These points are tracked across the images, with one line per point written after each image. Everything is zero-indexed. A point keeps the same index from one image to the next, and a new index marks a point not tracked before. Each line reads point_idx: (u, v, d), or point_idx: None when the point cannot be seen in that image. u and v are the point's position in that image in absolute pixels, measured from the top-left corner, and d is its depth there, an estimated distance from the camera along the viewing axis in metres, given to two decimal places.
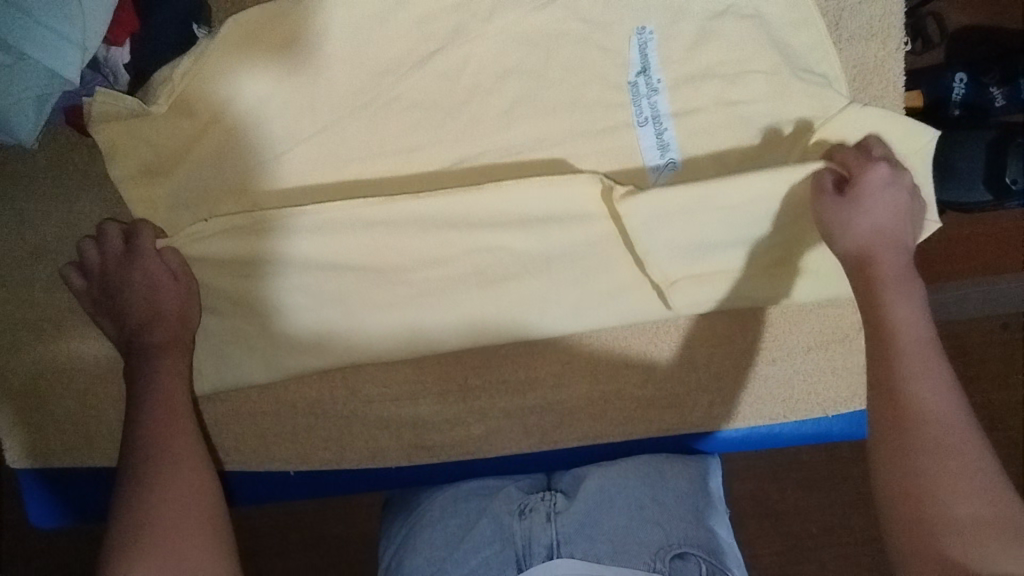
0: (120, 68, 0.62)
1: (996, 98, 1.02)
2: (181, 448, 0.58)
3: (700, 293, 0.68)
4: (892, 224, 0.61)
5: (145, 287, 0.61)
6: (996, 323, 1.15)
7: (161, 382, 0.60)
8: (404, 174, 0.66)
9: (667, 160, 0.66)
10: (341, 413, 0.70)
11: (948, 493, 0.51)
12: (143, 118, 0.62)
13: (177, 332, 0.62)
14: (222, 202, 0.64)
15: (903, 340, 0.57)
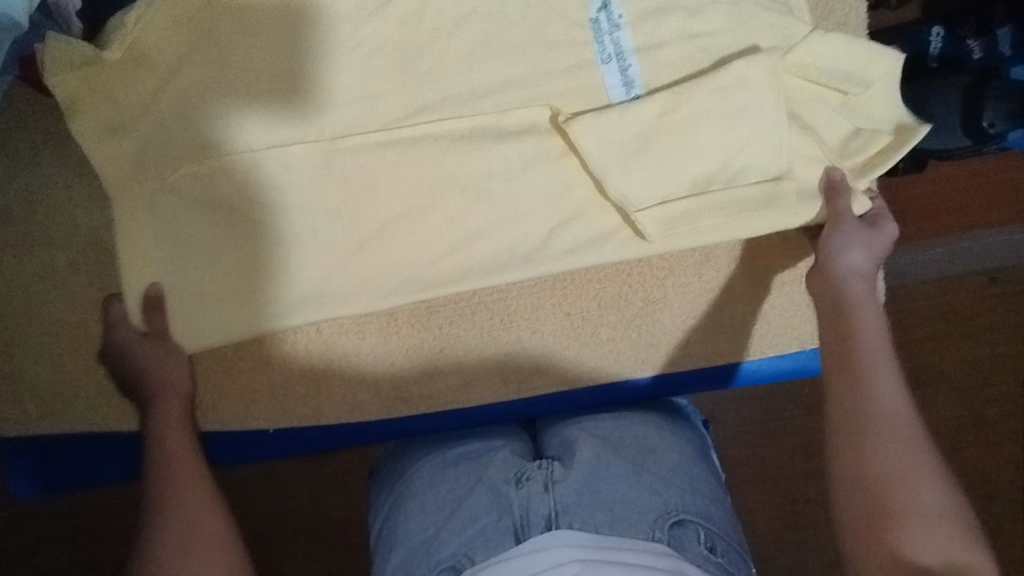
0: (72, 16, 0.63)
1: (973, 50, 1.02)
2: (180, 492, 0.58)
3: (672, 219, 0.66)
4: (874, 257, 0.66)
5: (132, 359, 0.64)
6: (986, 279, 1.17)
7: (162, 433, 0.62)
8: (369, 119, 0.65)
9: (632, 96, 0.66)
10: (318, 364, 0.70)
11: (915, 483, 0.52)
12: (103, 65, 0.62)
13: (163, 391, 0.64)
14: (184, 155, 0.63)
15: (870, 348, 0.60)
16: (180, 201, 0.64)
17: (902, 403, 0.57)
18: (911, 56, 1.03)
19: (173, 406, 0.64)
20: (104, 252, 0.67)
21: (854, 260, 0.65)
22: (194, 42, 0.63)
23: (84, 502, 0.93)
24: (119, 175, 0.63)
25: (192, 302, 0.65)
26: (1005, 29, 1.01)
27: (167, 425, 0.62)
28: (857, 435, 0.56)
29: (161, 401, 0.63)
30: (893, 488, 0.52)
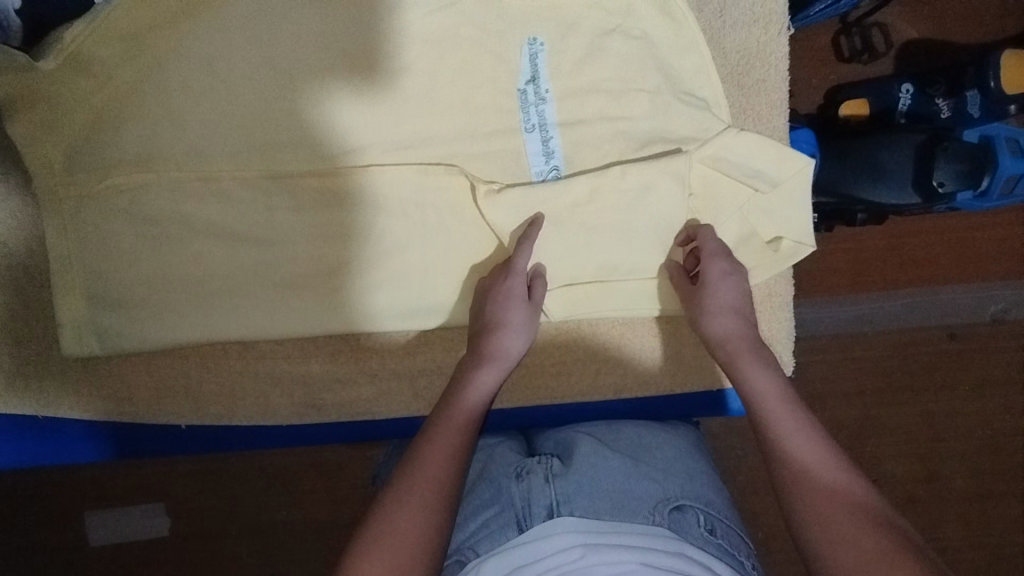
0: (11, 13, 0.64)
1: (941, 110, 1.07)
2: (441, 462, 0.55)
3: (570, 293, 0.70)
4: (728, 301, 0.65)
5: (502, 299, 0.65)
6: (942, 333, 1.16)
7: (483, 383, 0.61)
8: (295, 148, 0.68)
9: (550, 167, 0.68)
10: (233, 366, 0.72)
11: (853, 536, 0.49)
12: (38, 73, 0.64)
13: (457, 445, 0.57)
14: (119, 167, 0.67)
15: (769, 405, 0.60)
16: (106, 211, 0.68)
17: (815, 453, 0.55)
18: (880, 117, 1.08)
19: (452, 446, 0.56)
20: (36, 239, 0.70)
21: (720, 323, 0.64)
22: (131, 61, 0.66)
23: (27, 479, 0.97)
24: (52, 179, 0.67)
25: (101, 313, 0.69)
26: (973, 91, 1.04)
27: (483, 381, 0.61)
28: (786, 499, 0.54)
29: (445, 425, 0.58)
30: (840, 536, 0.50)
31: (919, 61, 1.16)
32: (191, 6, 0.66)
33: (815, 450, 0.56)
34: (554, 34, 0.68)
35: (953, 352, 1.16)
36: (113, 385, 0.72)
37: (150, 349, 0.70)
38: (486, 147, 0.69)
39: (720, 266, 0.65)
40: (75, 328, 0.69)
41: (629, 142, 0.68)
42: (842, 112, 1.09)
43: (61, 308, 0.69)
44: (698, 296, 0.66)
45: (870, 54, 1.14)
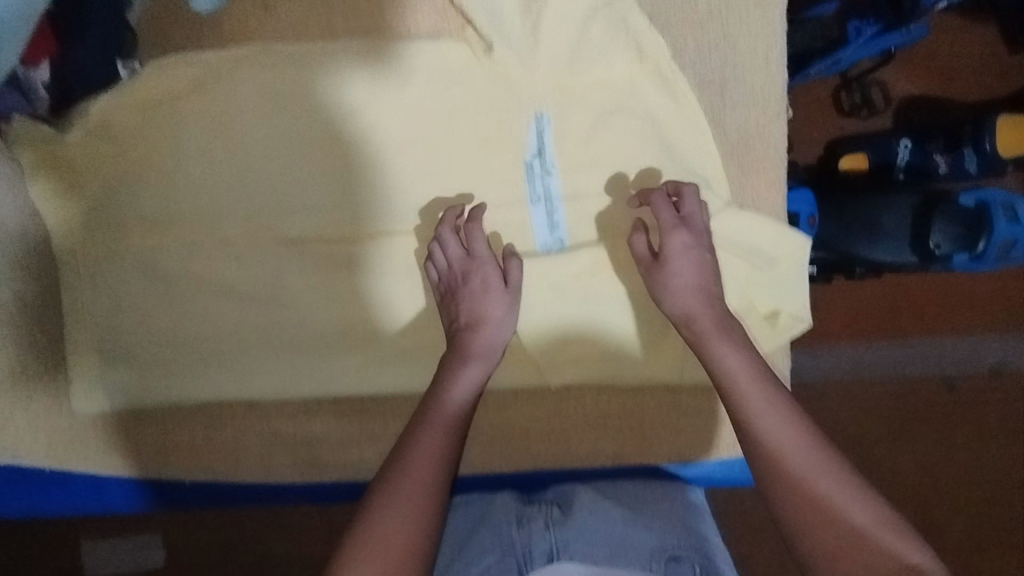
0: (38, 86, 0.65)
1: (939, 165, 1.10)
2: (423, 468, 0.58)
3: (574, 365, 0.71)
4: (692, 279, 0.66)
5: (479, 292, 0.66)
6: (942, 384, 1.16)
7: (463, 375, 0.64)
8: (305, 215, 0.70)
9: (555, 239, 0.71)
10: (238, 425, 0.73)
11: (840, 507, 0.55)
12: (65, 144, 0.67)
13: (448, 441, 0.60)
14: (134, 229, 0.69)
15: (741, 389, 0.61)
16: (120, 272, 0.70)
17: (788, 429, 0.59)
18: (878, 170, 1.11)
19: (440, 439, 0.60)
20: (48, 296, 0.71)
21: (680, 301, 0.65)
22: (148, 129, 0.68)
23: (28, 525, 0.97)
24: (71, 241, 0.69)
25: (113, 370, 0.71)
26: (969, 148, 1.08)
27: (464, 375, 0.64)
28: (764, 475, 0.58)
29: (424, 438, 0.60)
30: (815, 514, 0.55)
31: (920, 115, 1.18)
32: (207, 76, 0.68)
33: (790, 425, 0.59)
34: (561, 108, 0.69)
35: (952, 403, 1.17)
36: (121, 440, 0.73)
37: (159, 405, 0.72)
38: (492, 217, 0.70)
39: (681, 240, 0.66)
40: (87, 383, 0.71)
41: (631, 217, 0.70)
42: (840, 164, 1.12)
43: (74, 364, 0.71)
44: (661, 275, 0.66)
45: (870, 109, 1.16)
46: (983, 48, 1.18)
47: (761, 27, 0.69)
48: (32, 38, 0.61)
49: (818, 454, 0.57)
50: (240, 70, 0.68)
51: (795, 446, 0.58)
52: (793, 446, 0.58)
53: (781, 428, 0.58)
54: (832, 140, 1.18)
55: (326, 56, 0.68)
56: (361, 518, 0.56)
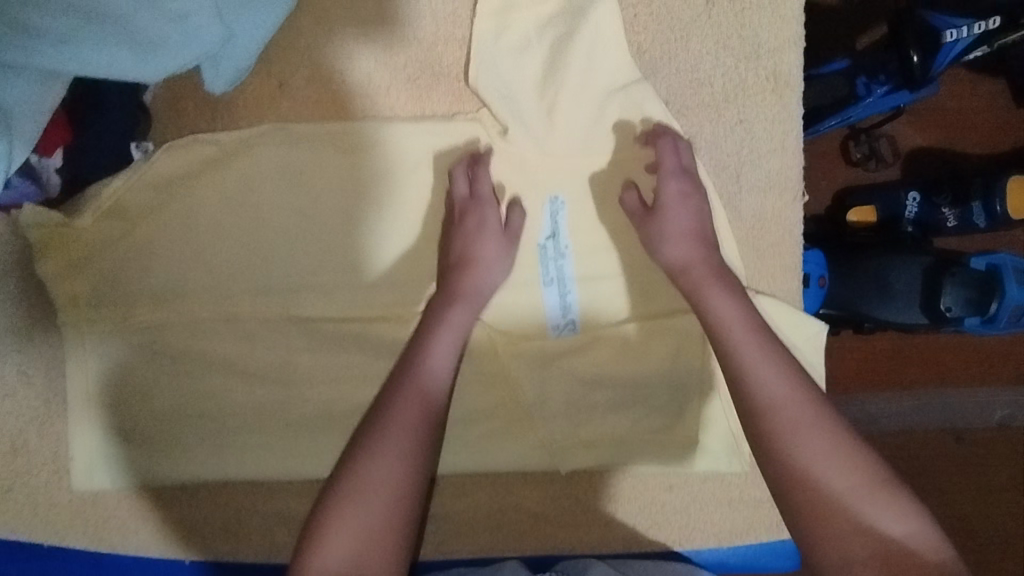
0: (51, 172, 0.65)
1: (947, 219, 1.08)
2: (396, 440, 0.57)
3: (584, 447, 0.70)
4: (686, 228, 0.65)
5: (474, 230, 0.65)
6: (950, 436, 1.13)
7: (450, 328, 0.63)
8: (314, 293, 0.69)
9: (567, 321, 0.70)
10: (242, 503, 0.71)
11: (822, 469, 0.54)
12: (74, 228, 0.66)
13: (431, 398, 0.60)
14: (140, 306, 0.68)
15: (731, 339, 0.61)
16: (126, 349, 0.69)
17: (780, 384, 0.58)
18: (886, 224, 1.09)
19: (420, 402, 0.59)
20: (54, 369, 0.70)
21: (675, 251, 0.65)
22: (158, 208, 0.67)
23: None
24: (76, 317, 0.68)
25: (116, 448, 0.70)
26: (978, 204, 1.05)
27: (452, 324, 0.63)
28: (754, 430, 0.57)
29: (397, 408, 0.59)
30: (799, 475, 0.54)
31: (927, 169, 1.15)
32: (220, 156, 0.68)
33: (781, 382, 0.58)
34: (575, 191, 0.69)
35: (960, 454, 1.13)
36: (122, 517, 0.71)
37: (159, 484, 0.71)
38: (503, 299, 0.70)
39: (676, 185, 0.65)
40: (86, 461, 0.70)
41: (643, 300, 0.70)
42: (849, 218, 1.09)
43: (75, 443, 0.70)
44: (653, 222, 0.66)
45: (878, 161, 1.12)
46: (991, 105, 1.15)
47: (778, 112, 0.70)
48: (46, 131, 0.62)
49: (808, 410, 0.56)
50: (253, 147, 0.68)
51: (783, 402, 0.57)
52: (783, 401, 0.57)
53: (770, 381, 0.58)
54: (841, 191, 1.14)
55: (342, 136, 0.68)
56: (334, 485, 0.56)
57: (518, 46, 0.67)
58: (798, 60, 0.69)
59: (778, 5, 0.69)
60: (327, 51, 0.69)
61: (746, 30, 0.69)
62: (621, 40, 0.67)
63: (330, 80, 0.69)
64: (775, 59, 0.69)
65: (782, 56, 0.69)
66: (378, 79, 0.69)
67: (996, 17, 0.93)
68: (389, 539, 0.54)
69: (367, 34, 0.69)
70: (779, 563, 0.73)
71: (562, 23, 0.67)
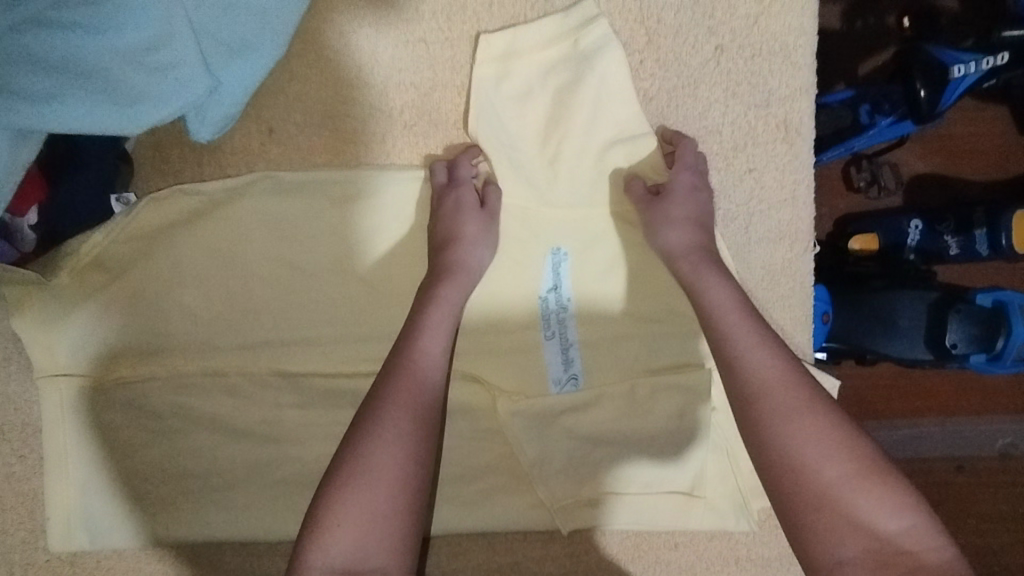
0: (26, 229, 0.62)
1: (950, 246, 1.02)
2: (375, 421, 0.54)
3: (585, 507, 0.67)
4: (686, 215, 0.62)
5: (451, 209, 0.62)
6: (951, 465, 1.10)
7: (427, 304, 0.60)
8: (307, 345, 0.67)
9: (569, 376, 0.67)
10: (229, 561, 0.68)
11: (820, 455, 0.51)
12: (51, 286, 0.63)
13: (423, 377, 0.57)
14: (123, 361, 0.66)
15: (731, 319, 0.57)
16: (106, 404, 0.66)
17: (773, 367, 0.55)
18: (887, 253, 1.04)
19: (399, 382, 0.56)
20: (33, 424, 0.67)
21: (675, 237, 0.61)
22: (140, 261, 0.65)
23: None
24: (55, 372, 0.65)
25: (96, 509, 0.67)
26: (983, 232, 0.99)
27: (433, 298, 0.60)
28: (748, 416, 0.54)
29: (379, 391, 0.56)
30: (798, 462, 0.51)
31: (930, 198, 1.09)
32: (207, 206, 0.65)
33: (775, 365, 0.55)
34: (578, 241, 0.66)
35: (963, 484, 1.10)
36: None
37: (141, 547, 0.67)
38: (502, 353, 0.67)
39: (688, 178, 0.63)
40: (62, 524, 0.66)
41: (648, 354, 0.67)
42: (851, 245, 1.03)
43: (52, 505, 0.66)
44: (658, 206, 0.62)
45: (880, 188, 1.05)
46: (993, 129, 1.08)
47: (788, 161, 0.67)
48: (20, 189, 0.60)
49: (804, 393, 0.53)
50: (241, 196, 0.65)
51: (778, 386, 0.53)
52: (778, 385, 0.54)
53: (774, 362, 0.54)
54: (843, 216, 1.09)
55: (336, 184, 0.65)
56: (322, 478, 0.53)
57: (519, 93, 0.65)
58: (809, 109, 0.67)
59: (789, 52, 0.66)
60: (320, 98, 0.66)
61: (755, 76, 0.67)
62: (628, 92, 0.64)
63: (322, 126, 0.66)
64: (786, 107, 0.67)
65: (793, 103, 0.67)
66: (373, 125, 0.67)
67: (1004, 50, 0.91)
68: (381, 531, 0.51)
69: (362, 77, 0.67)
70: None
71: (565, 71, 0.64)
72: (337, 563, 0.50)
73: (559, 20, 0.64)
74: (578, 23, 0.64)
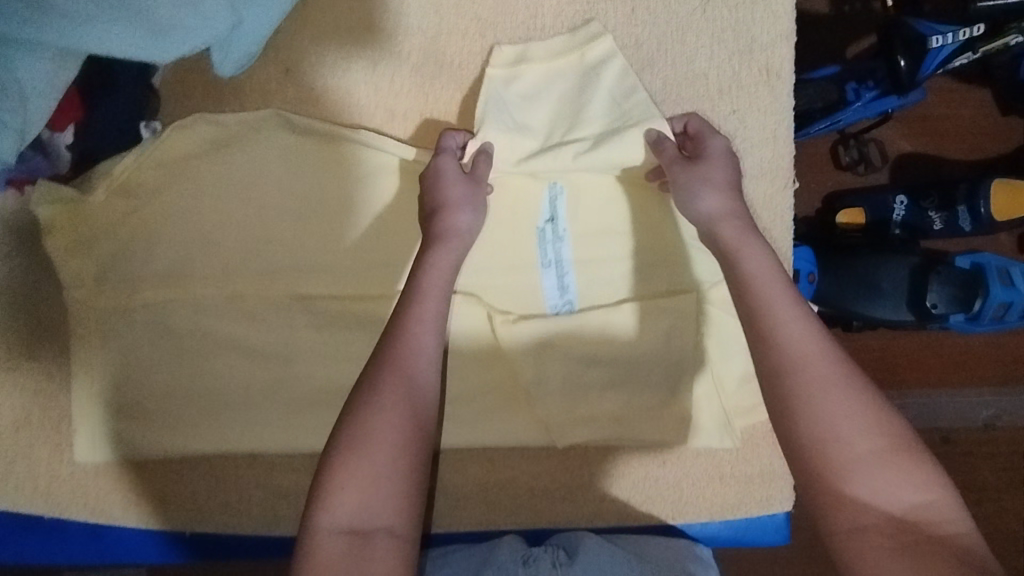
0: (61, 148, 0.66)
1: (934, 222, 1.06)
2: (382, 392, 0.56)
3: (582, 426, 0.72)
4: (724, 179, 0.64)
5: (434, 178, 0.65)
6: (936, 437, 1.11)
7: (430, 277, 0.61)
8: (319, 268, 0.71)
9: (565, 301, 0.72)
10: (242, 475, 0.73)
11: (845, 428, 0.52)
12: (84, 204, 0.68)
13: (420, 349, 0.59)
14: (146, 285, 0.70)
15: (764, 291, 0.58)
16: (130, 325, 0.70)
17: (810, 340, 0.55)
18: (875, 230, 1.07)
19: (404, 354, 0.58)
20: (61, 344, 0.72)
21: (711, 199, 0.63)
22: (167, 185, 0.69)
23: None
24: (79, 292, 0.69)
25: (118, 424, 0.71)
26: (964, 207, 1.05)
27: (434, 269, 0.62)
28: (776, 387, 0.54)
29: (386, 362, 0.58)
30: (819, 433, 0.52)
31: (915, 173, 1.14)
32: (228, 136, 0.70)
33: (810, 336, 0.55)
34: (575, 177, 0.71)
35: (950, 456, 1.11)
36: (125, 490, 0.72)
37: (162, 458, 0.72)
38: (499, 282, 0.72)
39: (722, 143, 0.66)
40: (90, 436, 0.71)
41: (639, 282, 0.72)
42: (839, 220, 1.07)
43: (79, 417, 0.71)
44: (695, 167, 0.64)
45: (867, 165, 1.11)
46: (979, 111, 1.14)
47: (770, 103, 0.72)
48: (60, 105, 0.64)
49: (838, 367, 0.54)
50: (260, 135, 0.70)
51: (814, 359, 0.54)
52: (811, 357, 0.54)
53: (808, 336, 0.55)
54: (829, 196, 1.14)
55: (351, 120, 0.71)
56: (333, 443, 0.55)
57: (527, 92, 0.70)
58: (790, 54, 0.72)
59: (770, 2, 0.72)
60: (335, 43, 0.71)
61: (740, 25, 0.72)
62: (633, 88, 0.70)
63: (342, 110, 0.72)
64: (768, 53, 0.72)
65: (774, 49, 0.72)
66: (384, 67, 0.72)
67: (981, 22, 0.93)
68: (392, 496, 0.53)
69: (377, 22, 0.72)
70: (769, 537, 0.75)
71: (571, 78, 0.71)
72: (347, 524, 0.52)
73: (565, 40, 0.71)
74: (583, 40, 0.71)
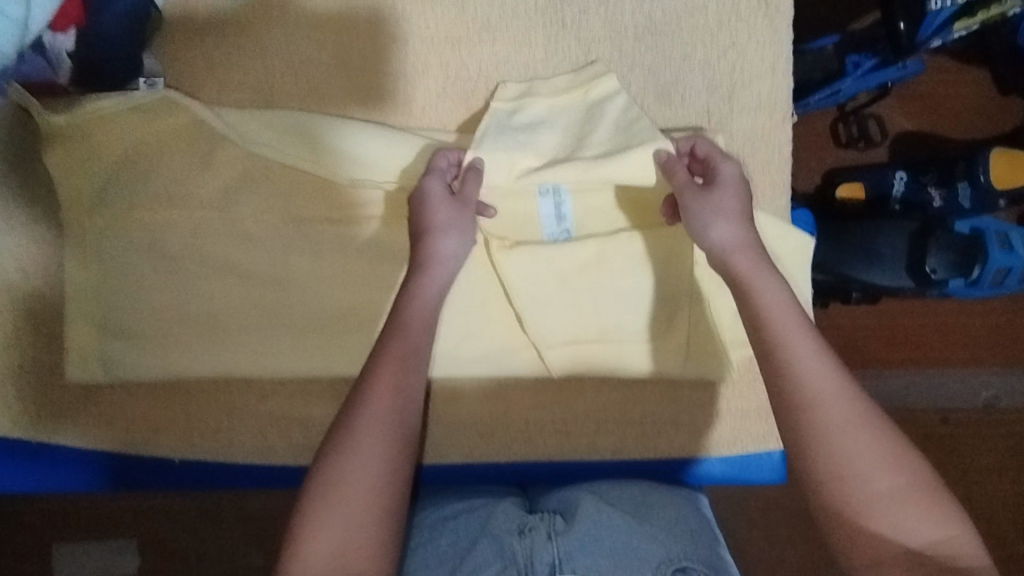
0: (63, 55, 0.68)
1: (934, 199, 1.04)
2: (371, 427, 0.55)
3: (576, 357, 0.71)
4: (737, 209, 0.62)
5: (421, 198, 0.64)
6: (936, 418, 1.09)
7: (414, 306, 0.61)
8: (316, 191, 0.71)
9: (562, 230, 0.71)
10: (232, 403, 0.72)
11: (861, 471, 0.52)
12: (79, 118, 0.68)
13: (405, 382, 0.57)
14: (143, 202, 0.70)
15: (778, 327, 0.57)
16: (124, 243, 0.70)
17: (825, 381, 0.54)
18: (876, 205, 1.06)
19: (392, 387, 0.57)
20: (58, 260, 0.71)
21: (726, 229, 0.61)
22: (150, 118, 0.69)
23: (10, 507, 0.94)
24: (76, 208, 0.69)
25: (108, 343, 0.71)
26: (964, 183, 1.02)
27: (420, 299, 0.61)
28: (790, 426, 0.54)
29: (376, 395, 0.56)
30: (834, 473, 0.52)
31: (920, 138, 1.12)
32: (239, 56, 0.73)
33: (825, 378, 0.54)
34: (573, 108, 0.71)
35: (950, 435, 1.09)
36: (116, 413, 0.72)
37: (153, 381, 0.71)
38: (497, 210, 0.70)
39: (734, 170, 0.64)
40: (81, 355, 0.70)
41: (638, 212, 0.72)
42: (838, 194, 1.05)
43: (71, 335, 0.70)
44: (709, 196, 0.62)
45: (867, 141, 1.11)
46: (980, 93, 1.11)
47: (769, 36, 0.73)
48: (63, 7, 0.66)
49: (853, 408, 0.53)
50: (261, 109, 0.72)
51: (829, 402, 0.53)
52: (824, 399, 0.53)
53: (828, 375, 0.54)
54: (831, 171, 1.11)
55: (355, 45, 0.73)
56: (321, 481, 0.53)
57: (529, 126, 0.70)
58: None
59: None
60: None
61: None
62: (636, 117, 0.69)
63: (337, 122, 0.71)
64: None
65: None
66: None
67: None
68: (376, 537, 0.52)
69: None
70: (765, 477, 0.74)
71: (574, 117, 0.71)
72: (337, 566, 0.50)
73: (569, 78, 0.72)
74: (587, 79, 0.72)
